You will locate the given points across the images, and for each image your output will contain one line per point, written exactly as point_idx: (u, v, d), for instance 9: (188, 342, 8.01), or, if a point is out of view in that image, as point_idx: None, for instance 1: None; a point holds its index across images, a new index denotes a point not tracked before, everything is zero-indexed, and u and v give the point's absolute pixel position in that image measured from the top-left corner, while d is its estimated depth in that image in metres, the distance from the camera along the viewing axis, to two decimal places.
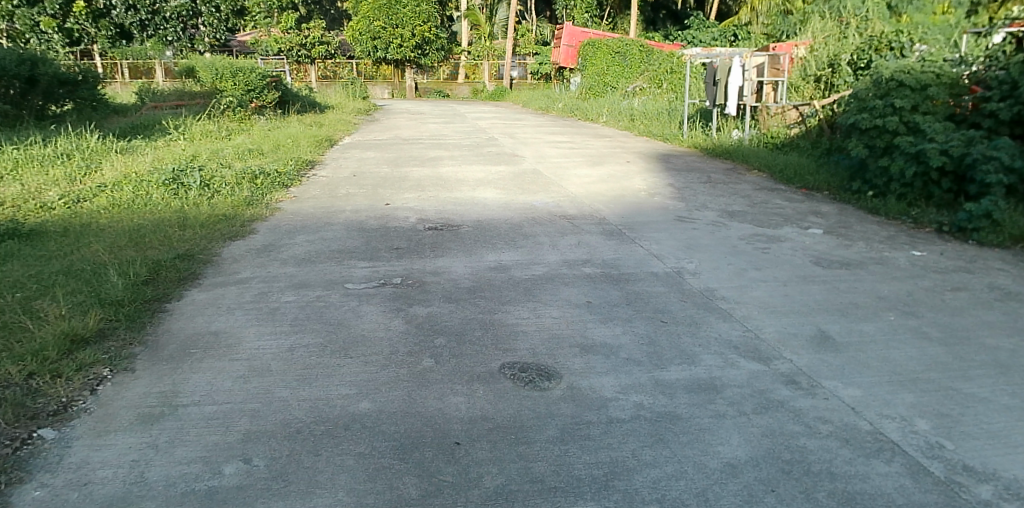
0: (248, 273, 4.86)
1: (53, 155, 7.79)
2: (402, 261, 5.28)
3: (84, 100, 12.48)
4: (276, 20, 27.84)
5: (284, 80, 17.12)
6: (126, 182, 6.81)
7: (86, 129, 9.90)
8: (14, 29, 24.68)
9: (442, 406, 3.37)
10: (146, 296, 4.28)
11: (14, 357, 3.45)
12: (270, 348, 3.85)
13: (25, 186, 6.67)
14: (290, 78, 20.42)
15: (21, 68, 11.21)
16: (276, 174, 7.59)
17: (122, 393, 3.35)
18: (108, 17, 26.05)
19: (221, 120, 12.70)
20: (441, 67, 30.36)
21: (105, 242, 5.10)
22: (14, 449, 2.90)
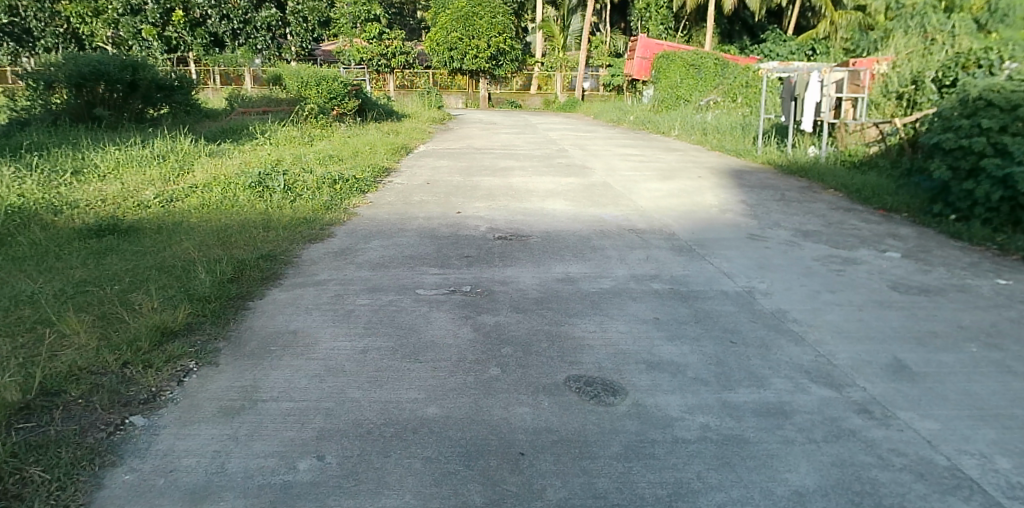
0: (325, 275, 5.03)
1: (150, 157, 8.23)
2: (472, 269, 5.36)
3: (179, 105, 13.12)
4: (359, 30, 28.61)
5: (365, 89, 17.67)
6: (216, 183, 7.14)
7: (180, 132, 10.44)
8: (119, 37, 26.51)
9: (507, 415, 3.42)
10: (231, 294, 4.48)
11: (111, 346, 3.67)
12: (344, 349, 3.98)
13: (125, 184, 7.10)
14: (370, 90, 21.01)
15: (124, 73, 11.90)
16: (354, 180, 7.81)
17: (207, 386, 3.52)
18: (203, 26, 27.33)
19: (304, 126, 13.19)
20: (514, 77, 30.73)
21: (196, 241, 5.36)
22: (108, 434, 3.09)
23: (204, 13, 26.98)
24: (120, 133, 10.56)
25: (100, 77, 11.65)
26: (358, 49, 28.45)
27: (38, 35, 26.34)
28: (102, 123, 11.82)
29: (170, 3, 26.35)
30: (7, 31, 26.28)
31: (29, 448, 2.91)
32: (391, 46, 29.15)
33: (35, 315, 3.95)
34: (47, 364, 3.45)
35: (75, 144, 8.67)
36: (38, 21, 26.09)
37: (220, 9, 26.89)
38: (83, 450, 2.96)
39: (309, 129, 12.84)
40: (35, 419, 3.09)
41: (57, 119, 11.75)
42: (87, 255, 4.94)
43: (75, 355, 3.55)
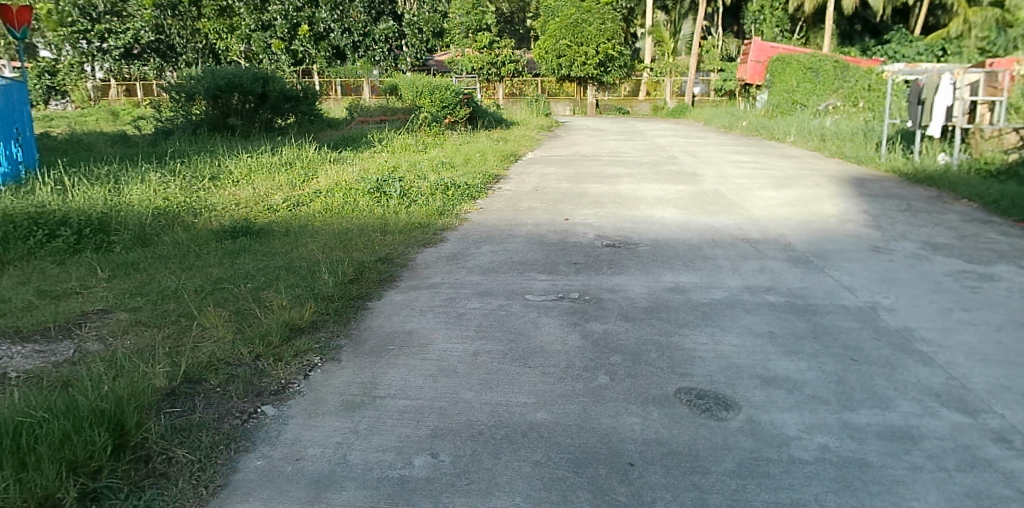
0: (438, 278, 5.19)
1: (277, 163, 8.77)
2: (580, 277, 5.37)
3: (304, 115, 13.83)
4: (471, 40, 29.08)
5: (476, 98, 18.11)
6: (337, 189, 7.51)
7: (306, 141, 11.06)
8: (252, 51, 28.43)
9: (617, 425, 3.39)
10: (352, 294, 4.71)
11: (246, 339, 3.95)
12: (456, 350, 4.09)
13: (256, 189, 7.60)
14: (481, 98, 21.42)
15: (256, 85, 12.75)
16: (465, 186, 8.00)
17: (330, 380, 3.71)
18: (326, 39, 28.77)
19: (418, 134, 13.63)
20: (623, 84, 30.55)
21: (320, 243, 5.66)
22: (243, 421, 3.32)
23: (327, 27, 28.48)
24: (252, 141, 11.32)
25: (235, 89, 12.57)
26: (469, 59, 29.01)
27: (181, 51, 28.71)
28: (236, 132, 12.73)
29: (296, 19, 27.98)
30: (155, 48, 28.78)
31: (175, 430, 3.17)
32: (500, 55, 29.19)
33: (180, 308, 4.29)
34: (189, 354, 3.75)
35: (213, 151, 9.38)
36: (182, 38, 28.52)
37: (342, 23, 28.50)
38: (220, 435, 3.19)
39: (423, 137, 13.27)
40: (180, 404, 3.36)
41: (197, 129, 12.75)
42: (223, 255, 5.33)
43: (214, 347, 3.84)
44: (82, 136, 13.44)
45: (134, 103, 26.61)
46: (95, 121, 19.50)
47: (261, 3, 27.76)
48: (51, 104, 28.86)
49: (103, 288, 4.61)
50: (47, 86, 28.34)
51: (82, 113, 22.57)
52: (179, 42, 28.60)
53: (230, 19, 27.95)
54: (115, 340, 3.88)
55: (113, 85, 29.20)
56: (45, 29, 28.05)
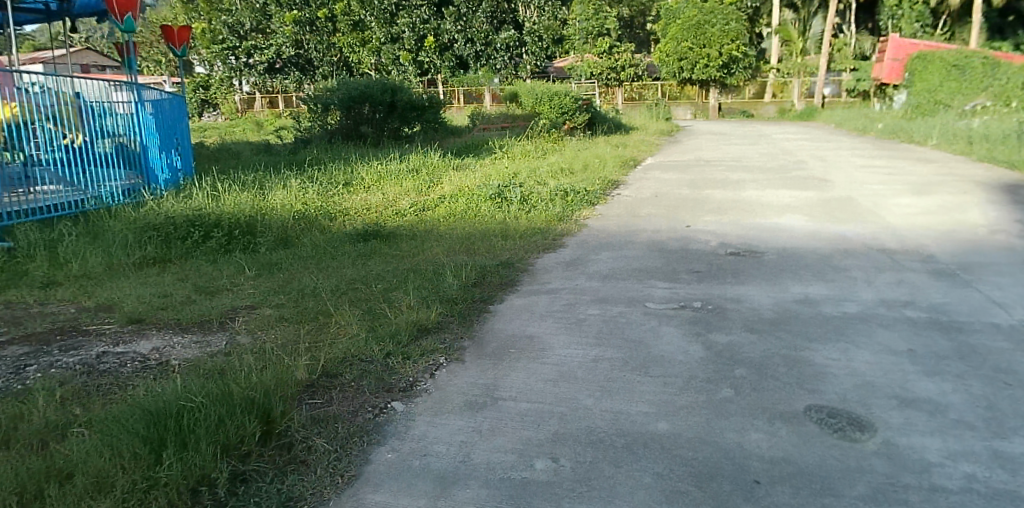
0: (557, 283, 5.24)
1: (405, 170, 9.15)
2: (701, 285, 5.25)
3: (430, 123, 14.39)
4: (591, 46, 29.35)
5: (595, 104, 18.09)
6: (460, 195, 7.74)
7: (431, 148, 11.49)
8: (382, 63, 29.45)
9: (741, 440, 3.30)
10: (475, 297, 4.84)
11: (377, 337, 4.16)
12: (576, 356, 4.12)
13: (385, 195, 7.98)
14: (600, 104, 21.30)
15: (385, 95, 13.38)
16: (584, 192, 8.02)
17: (455, 380, 3.84)
18: (451, 49, 29.37)
19: (538, 140, 13.75)
20: (746, 86, 29.55)
21: (445, 247, 5.87)
22: (375, 415, 3.50)
23: (451, 38, 29.04)
24: (381, 149, 11.87)
25: (367, 99, 13.25)
26: (589, 64, 29.02)
27: (318, 64, 30.50)
28: (367, 140, 13.48)
29: (423, 31, 28.72)
30: (295, 62, 30.77)
31: (313, 420, 3.39)
32: (621, 59, 29.19)
33: (318, 306, 4.59)
34: (327, 349, 4.00)
35: (346, 159, 9.92)
36: (318, 53, 30.33)
37: (465, 34, 28.86)
38: (355, 427, 3.38)
39: (542, 143, 13.41)
40: (319, 396, 3.60)
41: (331, 138, 13.53)
42: (356, 257, 5.64)
43: (348, 344, 4.07)
44: (232, 145, 14.60)
45: (275, 114, 28.63)
46: (245, 131, 21.12)
47: (389, 16, 28.76)
48: (204, 116, 32.23)
49: (251, 285, 5.00)
50: (201, 99, 31.84)
51: (231, 124, 24.56)
52: (316, 56, 30.41)
53: (362, 33, 29.31)
54: (262, 334, 4.20)
55: (258, 98, 31.60)
56: (201, 48, 30.72)
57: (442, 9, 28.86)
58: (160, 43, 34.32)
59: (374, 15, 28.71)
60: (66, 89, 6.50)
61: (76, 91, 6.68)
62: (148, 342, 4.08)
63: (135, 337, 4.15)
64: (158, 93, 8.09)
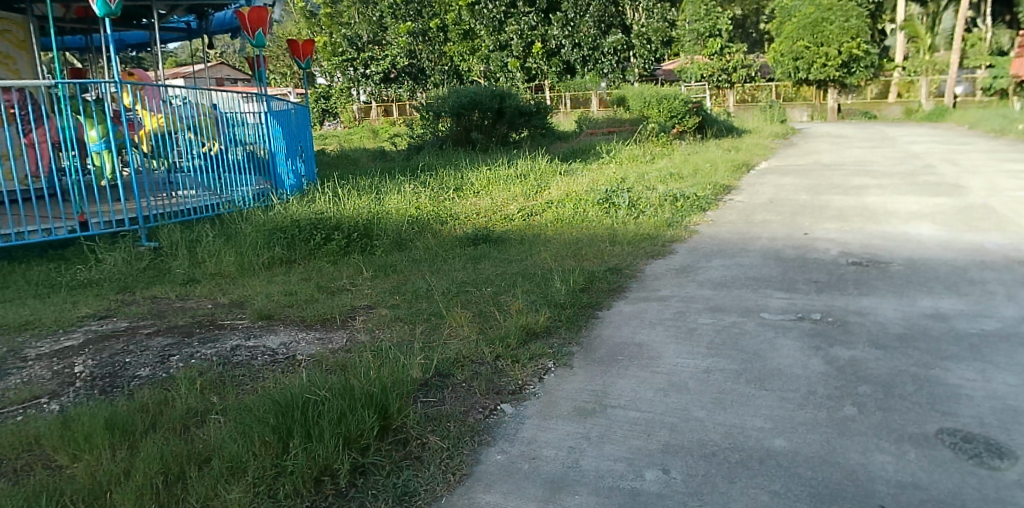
0: (667, 291, 5.15)
1: (514, 175, 9.27)
2: (821, 296, 5.00)
3: (537, 128, 14.56)
4: (702, 47, 28.47)
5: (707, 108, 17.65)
6: (568, 200, 7.76)
7: (539, 153, 11.58)
8: (489, 70, 29.75)
9: (865, 462, 3.11)
10: (584, 302, 4.84)
11: (488, 340, 4.23)
12: (687, 366, 4.03)
13: (494, 200, 8.11)
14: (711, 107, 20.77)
15: (494, 101, 13.60)
16: (695, 197, 7.83)
17: (564, 385, 3.85)
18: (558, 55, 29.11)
19: (646, 144, 13.54)
20: (868, 85, 27.92)
21: (553, 252, 5.90)
22: (485, 416, 3.57)
23: (559, 43, 28.87)
24: (490, 155, 12.09)
25: (476, 107, 13.53)
26: (699, 66, 28.39)
27: (430, 73, 31.40)
28: (477, 146, 13.68)
29: (531, 37, 28.89)
30: (409, 71, 31.89)
31: (427, 419, 3.49)
32: (732, 61, 28.52)
33: (431, 307, 4.72)
34: (440, 350, 4.10)
35: (457, 164, 10.16)
36: (430, 62, 31.30)
37: (573, 38, 28.63)
38: (466, 426, 3.46)
39: (651, 147, 13.20)
40: (433, 395, 3.70)
41: (442, 144, 13.87)
42: (467, 260, 5.77)
43: (460, 345, 4.17)
44: (351, 152, 15.34)
45: (389, 122, 29.80)
46: (362, 138, 22.14)
47: (499, 24, 29.00)
48: (324, 125, 34.03)
49: (368, 286, 5.23)
50: (321, 109, 33.61)
51: (349, 132, 25.79)
52: (429, 66, 31.36)
53: (472, 42, 29.91)
54: (379, 332, 4.37)
55: (375, 107, 33.04)
56: (323, 60, 32.44)
57: (549, 15, 28.78)
58: (286, 55, 36.60)
59: (484, 24, 29.06)
60: (205, 102, 7.03)
61: (212, 102, 7.19)
62: (275, 337, 4.34)
63: (264, 332, 4.43)
64: (285, 103, 8.62)
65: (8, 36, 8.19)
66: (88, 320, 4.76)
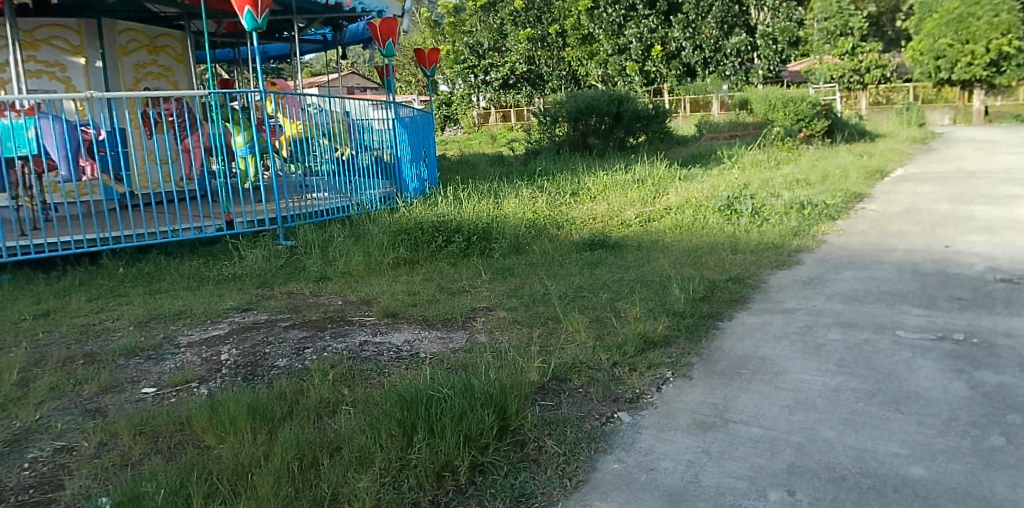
0: (793, 303, 4.94)
1: (631, 180, 9.18)
2: (964, 315, 4.63)
3: (655, 133, 14.36)
4: (831, 46, 27.11)
5: (837, 110, 16.79)
6: (687, 206, 7.60)
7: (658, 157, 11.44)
8: (608, 74, 29.71)
9: (1017, 498, 2.82)
10: (704, 312, 4.72)
11: (605, 347, 4.22)
12: (815, 384, 3.84)
13: (610, 205, 8.08)
14: (842, 110, 19.67)
15: (612, 106, 13.61)
16: (823, 205, 7.45)
17: (682, 397, 3.77)
18: (678, 57, 28.51)
19: (770, 149, 13.04)
20: (1021, 85, 25.61)
21: (671, 259, 5.80)
22: (602, 423, 3.56)
23: (679, 45, 28.19)
24: (607, 160, 12.02)
25: (593, 111, 13.51)
26: (829, 66, 26.89)
27: (549, 79, 31.72)
28: (593, 152, 13.58)
29: (650, 40, 28.37)
30: (527, 77, 32.25)
31: (544, 422, 3.53)
32: (866, 61, 26.80)
33: (548, 311, 4.77)
34: (557, 354, 4.13)
35: (573, 169, 10.18)
36: (549, 67, 31.68)
37: (693, 40, 27.83)
38: (583, 432, 3.46)
39: (775, 152, 12.70)
40: (550, 398, 3.73)
41: (559, 149, 13.92)
42: (583, 265, 5.78)
43: (577, 351, 4.18)
44: (471, 157, 15.76)
45: (507, 127, 30.33)
46: (481, 144, 22.60)
47: (617, 27, 28.82)
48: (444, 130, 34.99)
49: (486, 288, 5.34)
50: (444, 115, 34.41)
51: (469, 137, 26.41)
52: (547, 72, 31.70)
53: (591, 47, 29.77)
54: (498, 334, 4.46)
55: (493, 113, 33.33)
56: (444, 67, 33.39)
57: (670, 18, 28.05)
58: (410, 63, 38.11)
59: (603, 28, 28.88)
60: (338, 109, 7.44)
61: (344, 110, 7.54)
62: (400, 334, 4.53)
63: (390, 329, 4.64)
64: (410, 110, 8.95)
65: (169, 51, 9.06)
66: (232, 311, 5.17)
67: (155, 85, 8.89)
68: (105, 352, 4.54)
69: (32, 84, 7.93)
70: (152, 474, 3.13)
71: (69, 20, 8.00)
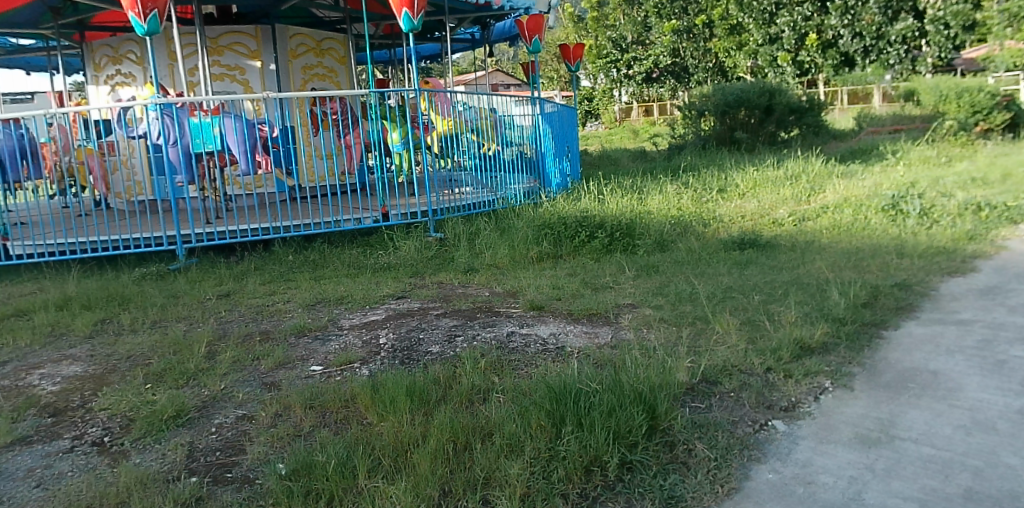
0: (970, 314, 4.53)
1: (783, 177, 8.77)
2: None
3: (808, 126, 13.70)
4: (1015, 29, 21.33)
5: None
6: (846, 205, 7.18)
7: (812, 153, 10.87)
8: (756, 66, 28.49)
9: None
10: (866, 319, 4.44)
11: (758, 350, 4.08)
12: (996, 405, 3.51)
13: (761, 202, 7.76)
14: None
15: (762, 99, 13.08)
16: (1005, 207, 6.75)
17: (843, 409, 3.57)
18: (835, 46, 26.43)
19: (940, 144, 11.99)
20: None
21: (829, 261, 5.51)
22: (755, 430, 3.44)
23: (836, 33, 26.06)
24: (757, 155, 11.55)
25: (743, 104, 13.02)
26: (1013, 54, 21.55)
27: (694, 71, 31.04)
28: (741, 146, 13.18)
29: (804, 29, 26.37)
30: (671, 71, 31.63)
31: (694, 424, 3.46)
32: None
33: (696, 311, 4.68)
34: (707, 356, 4.05)
35: (720, 165, 9.87)
36: (695, 60, 30.90)
37: (853, 28, 25.54)
38: (735, 438, 3.36)
39: (947, 147, 11.66)
40: (700, 400, 3.67)
41: (704, 143, 13.57)
42: (732, 264, 5.61)
43: (728, 353, 4.07)
44: (614, 152, 15.74)
45: (649, 123, 29.94)
46: (623, 139, 22.58)
47: (768, 16, 27.08)
48: (586, 126, 35.61)
49: (631, 285, 5.32)
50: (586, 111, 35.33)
51: (609, 132, 26.34)
52: (693, 64, 30.95)
53: (740, 37, 28.47)
54: (644, 331, 4.44)
55: (636, 107, 33.70)
56: (587, 62, 33.66)
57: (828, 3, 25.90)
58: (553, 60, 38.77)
59: (753, 17, 27.39)
60: (485, 105, 7.66)
61: (491, 106, 7.74)
62: (546, 327, 4.62)
63: (536, 321, 4.74)
64: (553, 106, 9.04)
65: (333, 53, 9.61)
66: (388, 298, 5.48)
67: (320, 86, 9.52)
68: (278, 331, 4.97)
69: (216, 86, 8.84)
70: (322, 445, 3.38)
71: (249, 27, 8.81)
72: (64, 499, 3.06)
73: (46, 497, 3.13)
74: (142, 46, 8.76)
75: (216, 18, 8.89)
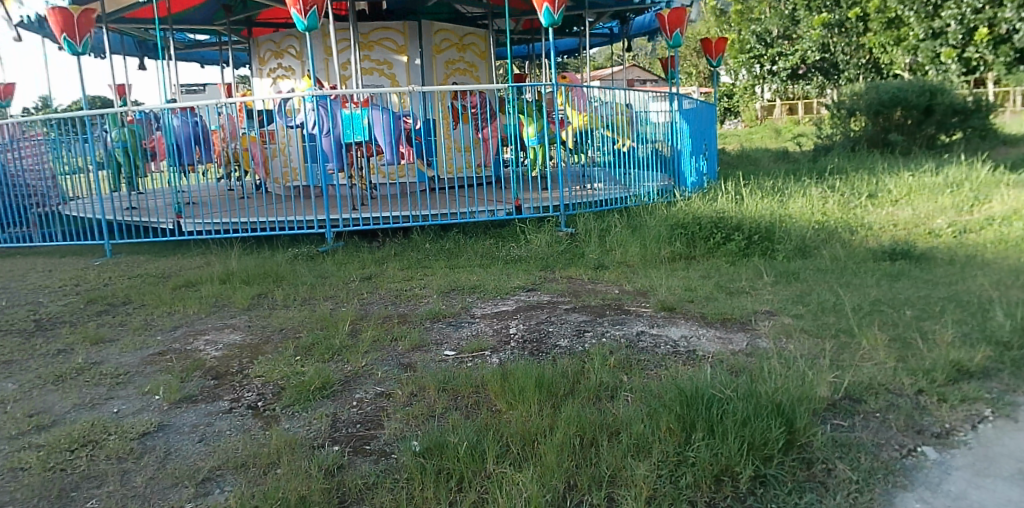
0: None
1: (943, 184, 8.11)
2: None
3: (974, 130, 12.57)
4: None
5: None
6: (1016, 218, 6.54)
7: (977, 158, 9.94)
8: None
9: None
10: None
11: (908, 370, 3.83)
12: None
13: (915, 211, 7.21)
14: None
15: (921, 98, 12.11)
16: None
17: (1005, 442, 3.29)
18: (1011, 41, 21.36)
19: None
20: None
21: (994, 278, 5.07)
22: (902, 455, 3.23)
23: (1012, 26, 20.87)
24: (914, 159, 10.75)
25: (899, 104, 12.15)
26: None
27: (845, 68, 28.90)
28: (895, 149, 12.33)
29: (974, 23, 21.33)
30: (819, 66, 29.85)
31: (835, 443, 3.30)
32: None
33: (840, 323, 4.46)
34: (851, 371, 3.86)
35: (872, 169, 9.26)
36: (846, 55, 28.79)
37: None
38: (879, 462, 3.18)
39: None
40: (842, 419, 3.50)
41: (854, 145, 12.79)
42: (882, 276, 5.27)
43: (875, 371, 3.86)
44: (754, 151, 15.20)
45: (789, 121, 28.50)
46: (765, 138, 21.82)
47: (933, 8, 22.36)
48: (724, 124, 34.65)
49: (769, 291, 5.15)
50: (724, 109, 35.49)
51: (749, 130, 25.46)
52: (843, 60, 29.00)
53: (899, 31, 24.12)
54: (783, 341, 4.29)
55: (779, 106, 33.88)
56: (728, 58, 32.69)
57: None
58: (693, 55, 37.92)
59: (915, 9, 22.75)
60: (621, 101, 7.61)
61: (627, 102, 7.69)
62: (678, 329, 4.56)
63: (667, 322, 4.69)
64: (691, 102, 8.84)
65: (474, 48, 9.89)
66: (519, 290, 5.61)
67: (460, 80, 9.83)
68: (415, 315, 5.23)
69: (366, 79, 9.35)
70: (454, 427, 3.53)
71: (397, 23, 9.23)
72: (223, 455, 3.40)
73: (208, 451, 3.48)
74: (301, 42, 9.38)
75: (367, 14, 9.39)
